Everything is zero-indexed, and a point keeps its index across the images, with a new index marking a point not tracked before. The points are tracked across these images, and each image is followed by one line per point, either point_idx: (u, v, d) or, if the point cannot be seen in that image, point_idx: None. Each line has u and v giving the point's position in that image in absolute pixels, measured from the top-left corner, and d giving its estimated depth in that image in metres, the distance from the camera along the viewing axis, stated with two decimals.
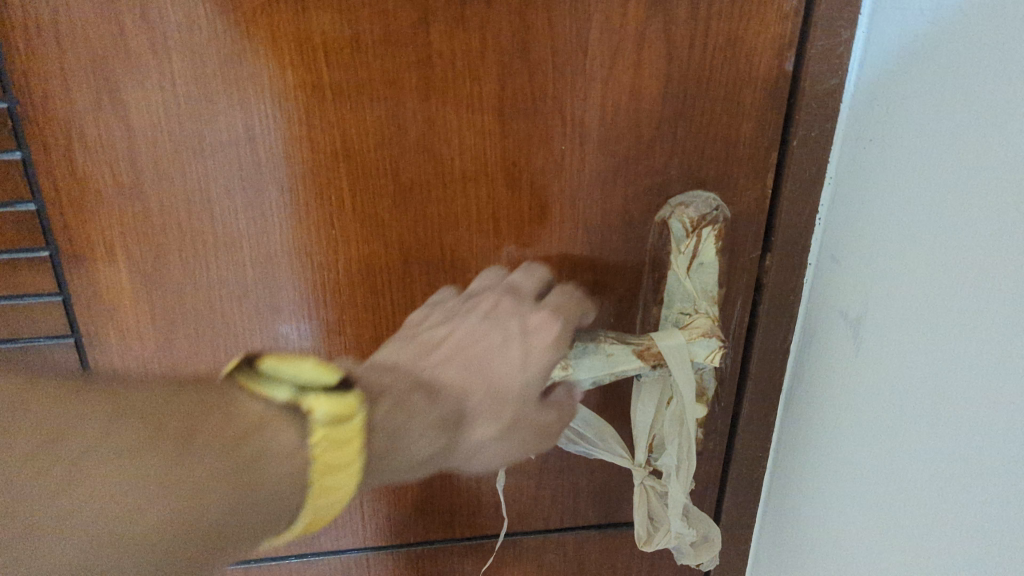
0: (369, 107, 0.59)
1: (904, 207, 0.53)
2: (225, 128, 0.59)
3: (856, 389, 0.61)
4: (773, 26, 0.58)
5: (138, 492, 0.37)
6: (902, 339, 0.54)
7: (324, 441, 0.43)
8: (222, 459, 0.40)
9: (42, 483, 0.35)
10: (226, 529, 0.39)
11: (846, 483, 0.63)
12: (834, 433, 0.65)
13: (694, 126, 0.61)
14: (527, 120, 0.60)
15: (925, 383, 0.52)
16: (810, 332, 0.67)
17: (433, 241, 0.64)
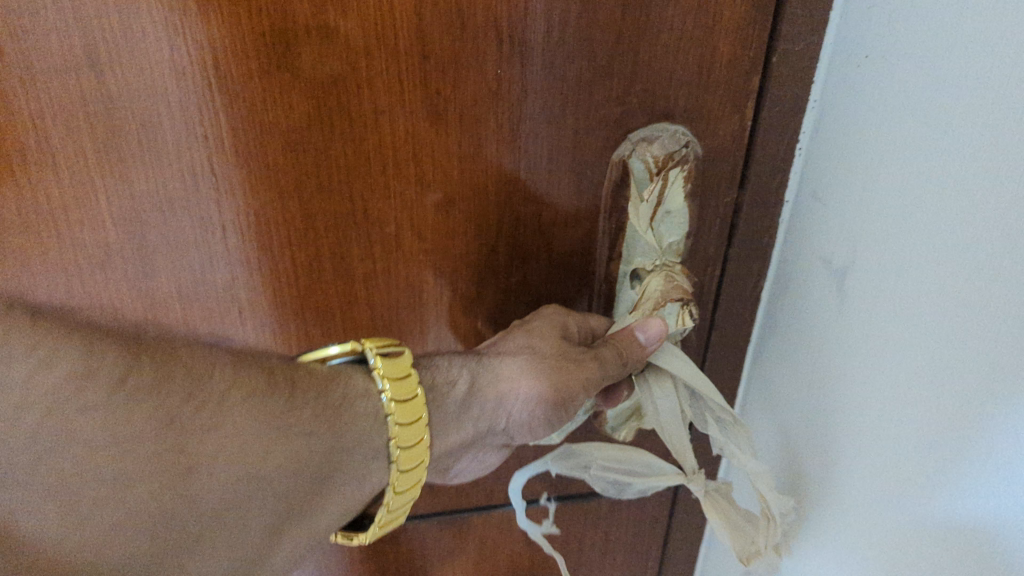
0: (246, 19, 0.45)
1: (894, 139, 0.43)
2: (59, 52, 0.45)
3: (825, 351, 0.52)
4: None
5: (254, 438, 0.42)
6: (885, 291, 0.45)
7: (386, 374, 0.46)
8: (318, 398, 0.45)
9: (178, 433, 0.40)
10: (325, 460, 0.45)
11: (815, 452, 0.54)
12: (799, 396, 0.56)
13: (662, 44, 0.49)
14: (449, 33, 0.47)
15: (905, 353, 0.43)
16: (787, 284, 0.57)
17: (340, 190, 0.52)
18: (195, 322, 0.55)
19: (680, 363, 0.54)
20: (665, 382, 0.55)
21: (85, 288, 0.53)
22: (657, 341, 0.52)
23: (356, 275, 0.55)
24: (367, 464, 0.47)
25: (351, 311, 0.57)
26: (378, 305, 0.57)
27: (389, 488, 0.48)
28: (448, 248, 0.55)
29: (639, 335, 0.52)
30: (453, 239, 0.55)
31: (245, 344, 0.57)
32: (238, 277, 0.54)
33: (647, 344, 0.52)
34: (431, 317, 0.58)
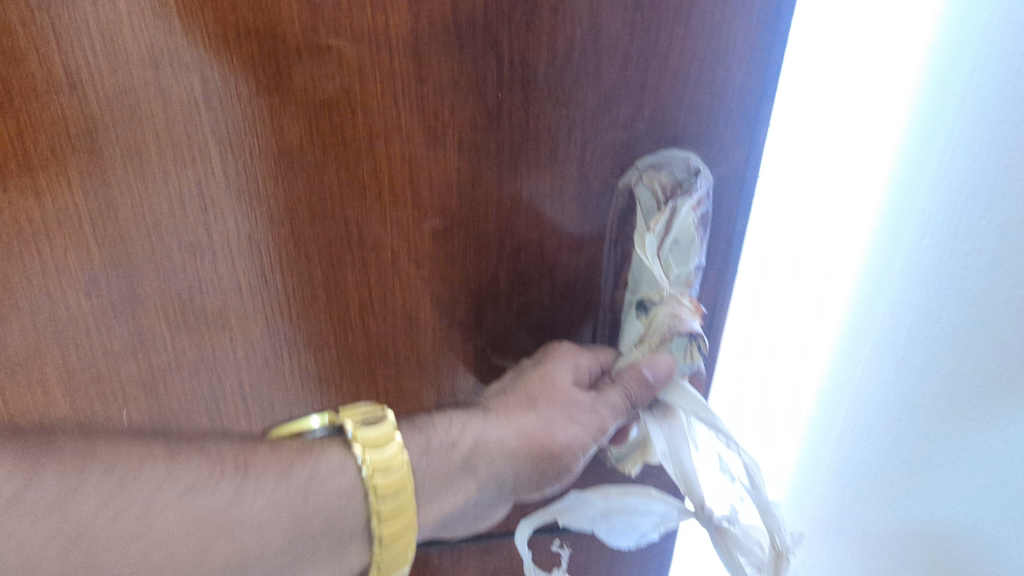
0: (234, 41, 0.43)
1: (966, 114, 0.49)
2: (39, 73, 0.43)
3: (888, 312, 0.58)
4: None
5: (196, 538, 0.41)
6: (964, 238, 0.50)
7: (365, 447, 0.46)
8: (276, 490, 0.44)
9: (88, 544, 0.38)
10: (286, 553, 0.44)
11: (873, 372, 0.61)
12: (861, 351, 0.62)
13: (672, 69, 0.47)
14: (449, 57, 0.45)
15: (986, 324, 0.49)
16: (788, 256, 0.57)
17: (333, 217, 0.50)
18: (184, 348, 0.53)
19: (682, 396, 0.51)
20: (674, 421, 0.52)
21: (69, 315, 0.51)
22: (664, 380, 0.50)
23: (351, 303, 0.53)
24: (343, 513, 0.45)
25: (345, 339, 0.55)
26: (374, 333, 0.55)
27: (371, 564, 0.47)
28: (446, 276, 0.53)
29: (646, 373, 0.50)
30: (450, 266, 0.53)
31: (236, 373, 0.55)
32: (228, 303, 0.52)
33: (654, 382, 0.50)
34: (429, 346, 0.56)
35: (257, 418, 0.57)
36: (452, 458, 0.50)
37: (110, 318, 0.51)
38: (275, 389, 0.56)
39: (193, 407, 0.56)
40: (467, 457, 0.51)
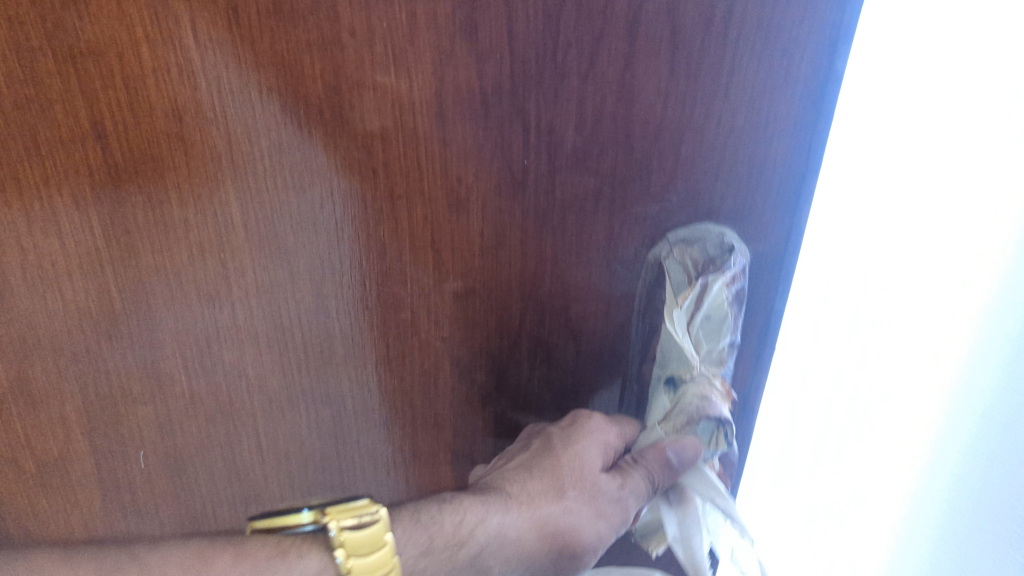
0: (258, 100, 0.43)
1: None
2: (64, 122, 0.43)
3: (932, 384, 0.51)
4: (825, 7, 0.41)
5: None
6: None
7: (349, 554, 0.40)
8: None
9: None
10: None
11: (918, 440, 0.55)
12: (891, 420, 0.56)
13: (707, 141, 0.45)
14: (474, 120, 0.44)
15: None
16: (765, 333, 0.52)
17: (353, 275, 0.49)
18: (201, 394, 0.53)
19: (704, 482, 0.48)
20: (687, 505, 0.49)
21: (91, 355, 0.51)
22: (688, 463, 0.47)
23: (368, 360, 0.52)
24: None
25: (364, 396, 0.53)
26: (392, 391, 0.53)
27: None
28: (466, 338, 0.51)
29: (670, 455, 0.47)
30: (470, 329, 0.51)
31: (253, 422, 0.54)
32: (246, 353, 0.51)
33: (677, 466, 0.47)
34: (447, 406, 0.55)
35: (272, 467, 0.56)
36: (458, 555, 0.46)
37: (129, 361, 0.51)
38: (289, 440, 0.55)
39: (208, 453, 0.55)
40: (478, 554, 0.46)
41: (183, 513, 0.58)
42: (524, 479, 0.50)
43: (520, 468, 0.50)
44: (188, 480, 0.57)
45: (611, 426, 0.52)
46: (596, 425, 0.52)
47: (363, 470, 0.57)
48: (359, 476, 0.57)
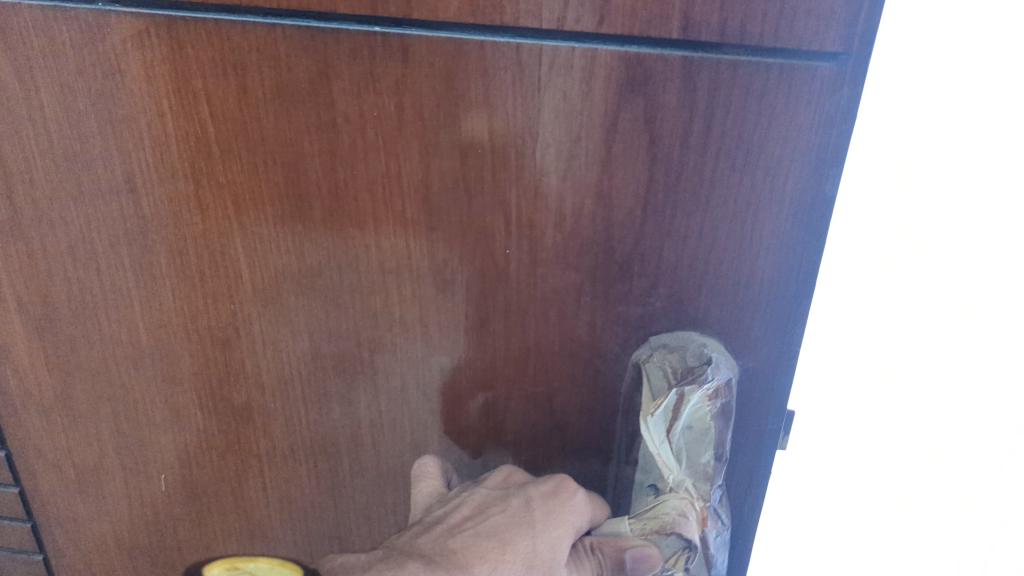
0: (263, 171, 0.46)
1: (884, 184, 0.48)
2: (103, 175, 0.48)
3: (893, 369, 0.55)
4: (810, 131, 0.40)
5: None
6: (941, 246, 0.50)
7: None
8: None
9: None
10: None
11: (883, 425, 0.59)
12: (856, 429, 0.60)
13: (689, 251, 0.44)
14: (457, 208, 0.45)
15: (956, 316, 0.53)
16: (757, 452, 0.50)
17: (347, 339, 0.51)
18: (213, 432, 0.57)
19: None
20: None
21: (123, 381, 0.56)
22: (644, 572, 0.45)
23: (362, 421, 0.54)
24: None
25: (357, 453, 0.55)
26: (383, 452, 0.55)
27: None
28: (454, 412, 0.53)
29: (627, 557, 0.45)
30: (457, 405, 0.52)
31: (257, 462, 0.57)
32: (253, 400, 0.55)
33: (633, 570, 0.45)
34: None
35: (275, 509, 0.59)
36: None
37: (153, 392, 0.56)
38: (290, 484, 0.58)
39: (218, 486, 0.59)
40: None
41: (198, 534, 0.62)
42: (496, 559, 0.44)
43: (490, 539, 0.45)
44: (202, 506, 0.61)
45: (586, 512, 0.48)
46: (575, 508, 0.48)
47: (356, 524, 0.59)
48: (353, 530, 0.59)
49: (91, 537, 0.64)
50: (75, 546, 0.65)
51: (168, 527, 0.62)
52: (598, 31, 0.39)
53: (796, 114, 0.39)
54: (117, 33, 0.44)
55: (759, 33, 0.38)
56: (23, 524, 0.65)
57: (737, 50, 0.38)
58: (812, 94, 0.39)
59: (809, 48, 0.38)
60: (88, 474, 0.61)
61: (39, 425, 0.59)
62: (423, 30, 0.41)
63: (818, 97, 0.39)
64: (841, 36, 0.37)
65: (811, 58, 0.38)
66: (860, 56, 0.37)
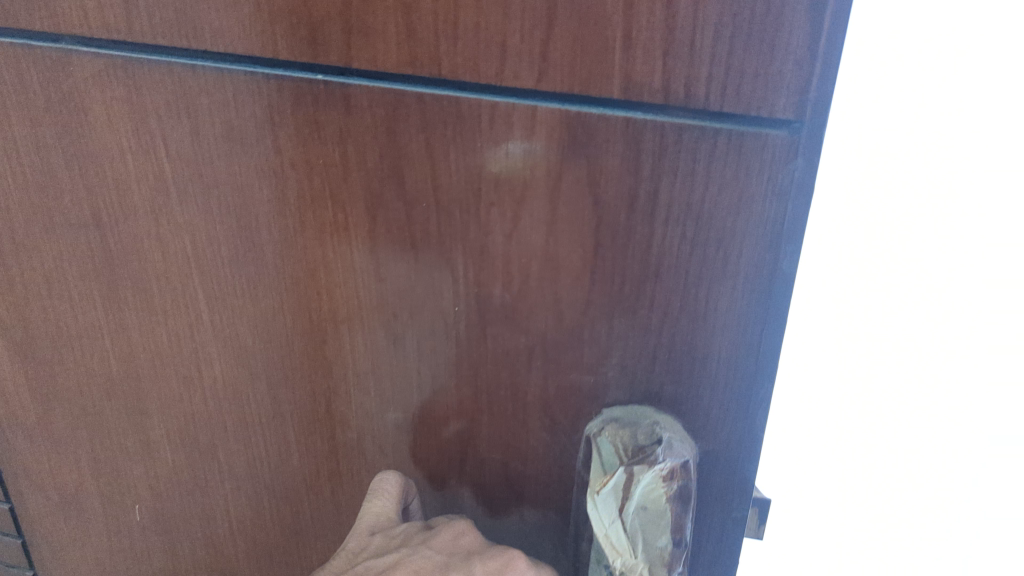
0: (217, 212, 0.46)
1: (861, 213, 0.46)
2: (72, 210, 0.49)
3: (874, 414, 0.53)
4: (763, 202, 0.36)
5: None
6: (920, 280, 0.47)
7: None
8: None
9: None
10: None
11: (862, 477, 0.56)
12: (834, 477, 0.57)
13: (642, 321, 0.41)
14: (404, 261, 0.43)
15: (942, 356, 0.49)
16: (720, 540, 0.46)
17: (302, 385, 0.50)
18: (181, 467, 0.56)
19: None
20: None
21: (98, 411, 0.56)
22: None
23: (320, 469, 0.53)
24: None
25: (318, 501, 0.54)
26: (342, 503, 0.53)
27: None
28: (410, 469, 0.51)
29: None
30: (413, 460, 0.50)
31: (224, 501, 0.57)
32: (218, 438, 0.54)
33: None
34: None
35: (242, 550, 0.59)
36: None
37: (126, 423, 0.56)
38: (255, 527, 0.57)
39: (188, 521, 0.59)
40: None
41: (171, 566, 0.62)
42: None
43: None
44: (174, 539, 0.60)
45: None
46: None
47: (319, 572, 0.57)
48: None
49: (74, 560, 0.65)
50: (60, 566, 0.66)
51: (143, 557, 0.62)
52: (538, 88, 0.37)
53: (747, 183, 0.36)
54: (79, 72, 0.44)
55: (704, 97, 0.35)
56: (13, 540, 0.66)
57: (681, 113, 0.36)
58: (764, 163, 0.36)
59: (759, 114, 0.35)
60: (69, 497, 0.61)
61: (25, 446, 0.60)
62: (364, 79, 0.39)
63: (770, 165, 0.35)
64: (792, 103, 0.34)
65: (761, 125, 0.35)
66: (814, 124, 0.34)
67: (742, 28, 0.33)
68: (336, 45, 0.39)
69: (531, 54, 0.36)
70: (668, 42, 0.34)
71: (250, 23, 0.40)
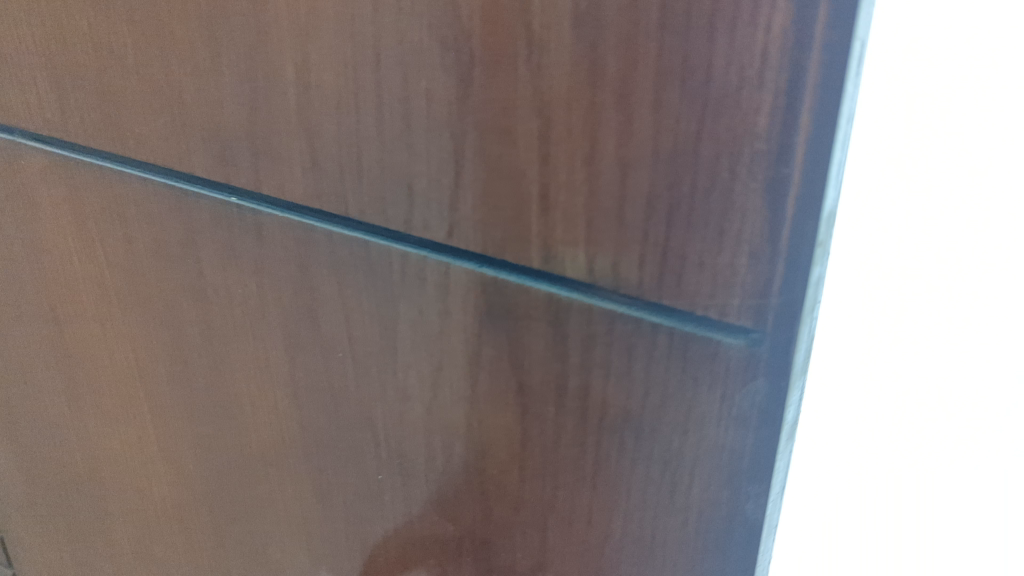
0: (151, 327, 0.41)
1: None
2: (33, 303, 0.46)
3: None
4: (716, 425, 0.27)
5: None
6: None
7: None
8: None
9: None
10: None
11: None
12: None
13: (579, 540, 0.32)
14: (324, 412, 0.37)
15: None
16: None
17: (238, 521, 0.44)
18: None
19: None
20: None
21: (70, 502, 0.53)
22: None
23: None
24: None
25: None
26: None
27: None
28: None
29: None
30: None
31: None
32: (171, 556, 0.50)
33: None
34: None
35: None
36: None
37: (94, 520, 0.53)
38: None
39: None
40: None
41: None
42: None
43: None
44: None
45: None
46: None
47: None
48: None
49: None
50: None
51: None
52: (450, 244, 0.30)
53: (696, 400, 0.27)
54: (27, 167, 0.41)
55: (638, 281, 0.26)
56: None
57: (612, 299, 0.27)
58: (715, 376, 0.26)
59: (706, 313, 0.25)
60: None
61: (18, 519, 0.59)
62: (275, 208, 0.33)
63: (723, 383, 0.26)
64: (748, 308, 0.25)
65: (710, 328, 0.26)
66: (777, 338, 0.25)
67: (680, 201, 0.24)
68: (245, 168, 0.33)
69: (439, 202, 0.29)
70: (593, 209, 0.26)
71: (166, 134, 0.35)
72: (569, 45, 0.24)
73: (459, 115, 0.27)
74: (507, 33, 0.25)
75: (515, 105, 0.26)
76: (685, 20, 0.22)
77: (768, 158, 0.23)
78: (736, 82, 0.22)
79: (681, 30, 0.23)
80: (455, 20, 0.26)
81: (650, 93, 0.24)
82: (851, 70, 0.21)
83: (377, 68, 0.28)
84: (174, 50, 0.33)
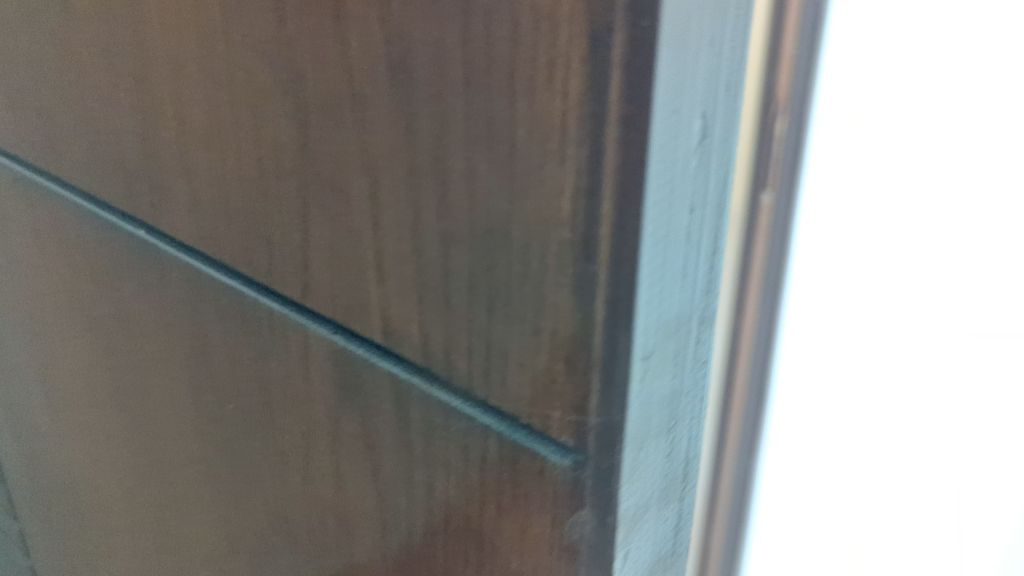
0: (94, 351, 0.40)
1: None
2: (12, 315, 0.46)
3: None
4: (550, 553, 0.22)
5: None
6: None
7: None
8: None
9: None
10: None
11: None
12: None
13: None
14: (225, 461, 0.35)
15: None
16: None
17: (173, 558, 0.42)
18: None
19: None
20: None
21: (58, 509, 0.54)
22: None
23: None
24: None
25: None
26: None
27: None
28: None
29: None
30: None
31: None
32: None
33: None
34: None
35: None
36: None
37: (75, 531, 0.53)
38: None
39: None
40: None
41: None
42: None
43: None
44: None
45: None
46: None
47: None
48: None
49: None
50: None
51: None
52: (306, 304, 0.27)
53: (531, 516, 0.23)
54: None
55: (465, 373, 0.22)
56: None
57: (446, 390, 0.23)
58: (545, 497, 0.22)
59: (529, 422, 0.21)
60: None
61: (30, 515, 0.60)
62: (170, 245, 0.32)
63: (553, 509, 0.22)
64: (565, 425, 0.20)
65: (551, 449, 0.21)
66: (599, 463, 0.20)
67: (496, 290, 0.21)
68: (145, 200, 0.32)
69: (292, 257, 0.26)
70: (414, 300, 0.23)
71: (87, 160, 0.34)
72: (385, 97, 0.21)
73: (299, 166, 0.24)
74: (332, 78, 0.22)
75: (344, 162, 0.23)
76: (486, 76, 0.19)
77: (575, 249, 0.18)
78: (538, 155, 0.18)
79: (483, 86, 0.19)
80: (289, 61, 0.23)
81: (460, 159, 0.20)
82: (660, 149, 0.17)
83: (233, 107, 0.26)
84: (85, 75, 0.32)
